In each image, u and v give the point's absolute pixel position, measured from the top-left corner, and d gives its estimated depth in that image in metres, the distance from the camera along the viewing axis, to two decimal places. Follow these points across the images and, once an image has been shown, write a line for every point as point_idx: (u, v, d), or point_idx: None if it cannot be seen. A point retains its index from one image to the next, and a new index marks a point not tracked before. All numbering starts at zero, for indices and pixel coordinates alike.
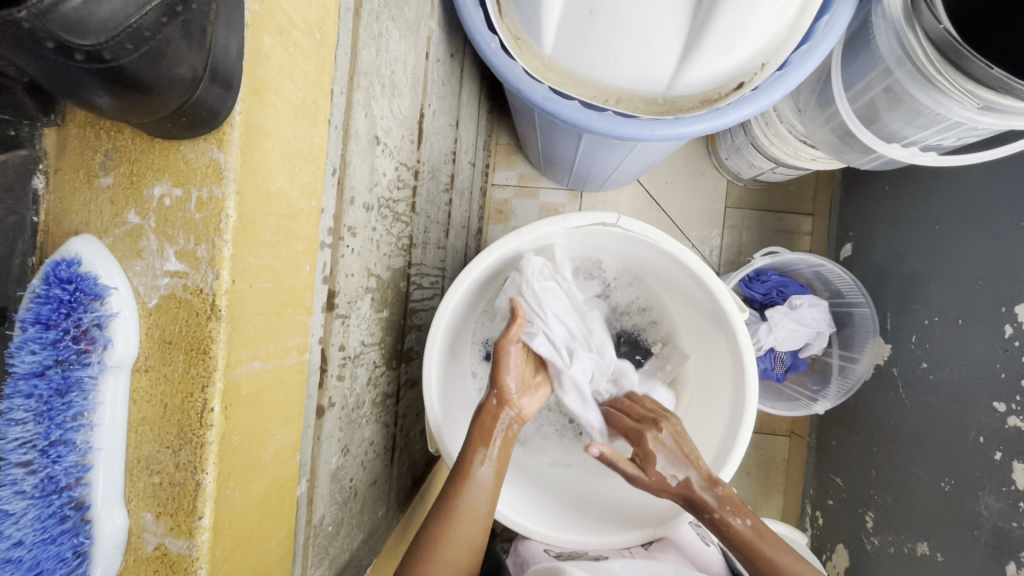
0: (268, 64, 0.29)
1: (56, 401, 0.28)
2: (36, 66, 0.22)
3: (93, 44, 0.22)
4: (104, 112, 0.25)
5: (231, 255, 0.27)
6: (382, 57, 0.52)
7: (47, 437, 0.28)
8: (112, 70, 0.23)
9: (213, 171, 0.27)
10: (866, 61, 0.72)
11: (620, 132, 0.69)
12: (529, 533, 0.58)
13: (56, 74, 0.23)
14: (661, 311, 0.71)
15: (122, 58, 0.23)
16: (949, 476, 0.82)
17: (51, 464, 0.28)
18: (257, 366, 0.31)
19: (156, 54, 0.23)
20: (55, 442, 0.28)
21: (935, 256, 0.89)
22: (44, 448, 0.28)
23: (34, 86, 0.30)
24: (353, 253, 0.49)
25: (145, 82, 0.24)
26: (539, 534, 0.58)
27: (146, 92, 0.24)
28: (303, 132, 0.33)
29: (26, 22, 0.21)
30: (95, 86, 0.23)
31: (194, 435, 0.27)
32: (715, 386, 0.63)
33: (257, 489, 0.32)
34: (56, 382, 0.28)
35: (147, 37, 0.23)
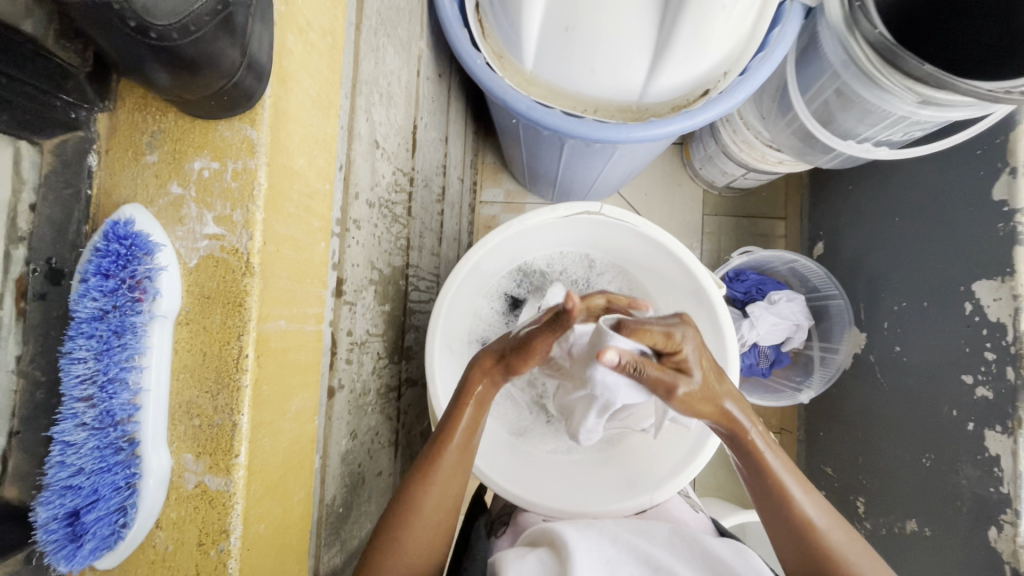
0: (291, 57, 0.34)
1: (114, 341, 0.31)
2: (111, 41, 0.27)
3: (164, 24, 0.26)
4: (160, 86, 0.29)
5: (262, 219, 0.32)
6: (380, 68, 0.57)
7: (106, 373, 0.31)
8: (174, 47, 0.27)
9: (247, 145, 0.32)
10: (817, 67, 0.80)
11: (599, 136, 0.74)
12: (523, 504, 0.60)
13: (126, 51, 0.27)
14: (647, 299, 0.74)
15: (187, 38, 0.27)
16: (929, 451, 0.86)
17: (109, 399, 0.31)
18: (283, 326, 0.34)
19: (208, 40, 0.28)
20: (112, 379, 0.31)
21: (898, 246, 0.96)
22: (103, 384, 0.31)
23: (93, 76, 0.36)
24: (358, 245, 0.53)
25: (198, 61, 0.28)
26: (531, 503, 0.61)
27: (198, 71, 0.28)
28: (319, 122, 0.38)
29: (116, 4, 0.25)
30: (157, 62, 0.27)
31: (231, 379, 0.31)
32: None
33: (283, 442, 0.35)
34: (114, 324, 0.31)
35: (205, 21, 0.27)
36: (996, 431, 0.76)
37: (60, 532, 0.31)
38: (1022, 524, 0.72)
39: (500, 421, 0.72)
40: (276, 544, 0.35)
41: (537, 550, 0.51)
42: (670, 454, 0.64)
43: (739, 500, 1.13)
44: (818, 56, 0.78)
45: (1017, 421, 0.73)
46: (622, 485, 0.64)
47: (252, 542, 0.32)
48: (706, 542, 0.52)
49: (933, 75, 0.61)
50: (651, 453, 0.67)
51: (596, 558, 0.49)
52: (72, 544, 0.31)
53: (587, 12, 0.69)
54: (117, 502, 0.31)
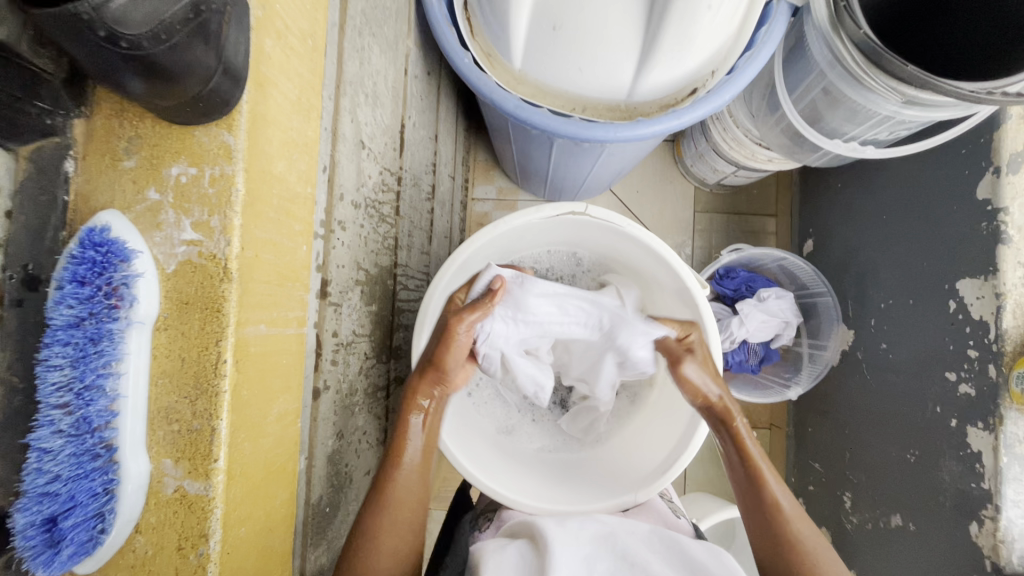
0: (270, 62, 0.34)
1: (90, 349, 0.31)
2: (87, 51, 0.27)
3: (134, 33, 0.26)
4: (135, 93, 0.29)
5: (240, 225, 0.32)
6: (365, 69, 0.57)
7: (81, 381, 0.31)
8: (147, 57, 0.27)
9: (224, 151, 0.32)
10: (805, 66, 0.80)
11: (588, 136, 0.75)
12: (510, 502, 0.60)
13: (98, 59, 0.27)
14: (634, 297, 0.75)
15: (159, 47, 0.27)
16: (913, 447, 0.87)
17: (85, 406, 0.31)
18: (263, 330, 0.34)
19: (180, 47, 0.28)
20: (88, 386, 0.31)
21: (885, 244, 0.97)
22: (79, 391, 0.31)
23: (68, 81, 0.36)
24: (343, 246, 0.53)
25: (175, 70, 0.28)
26: (518, 501, 0.60)
27: (174, 79, 0.28)
28: (299, 125, 0.38)
29: (84, 14, 0.25)
30: (132, 71, 0.28)
31: (210, 385, 0.31)
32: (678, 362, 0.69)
33: (264, 445, 0.35)
34: (90, 331, 0.31)
35: (177, 30, 0.27)
36: (978, 427, 0.77)
37: (38, 537, 0.31)
38: (1002, 519, 0.73)
39: (488, 420, 0.73)
40: (258, 548, 0.36)
41: (517, 545, 0.52)
42: (655, 454, 0.65)
43: (728, 495, 1.14)
44: (805, 56, 0.79)
45: (998, 418, 0.74)
46: (608, 482, 0.64)
47: (232, 545, 0.33)
48: (685, 546, 0.53)
49: (917, 75, 0.61)
50: (637, 455, 0.68)
51: (574, 555, 0.49)
52: (50, 550, 0.31)
53: (574, 11, 0.69)
54: (95, 508, 0.32)
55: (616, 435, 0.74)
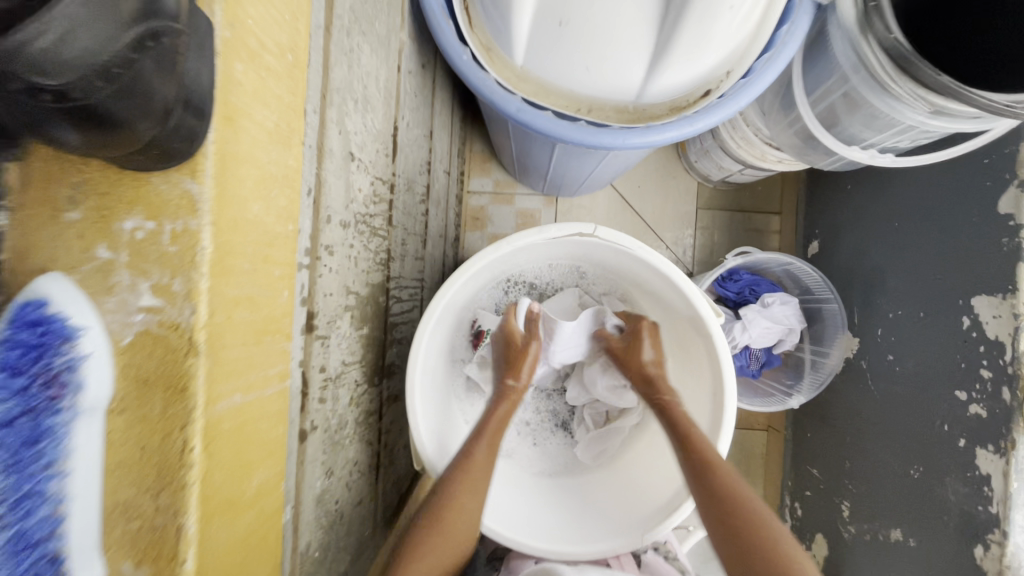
0: (240, 90, 0.29)
1: (26, 451, 0.27)
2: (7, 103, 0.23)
3: (59, 84, 0.22)
4: (72, 146, 0.26)
5: (208, 288, 0.28)
6: (354, 72, 0.51)
7: (16, 490, 0.26)
8: (80, 107, 0.23)
9: (187, 202, 0.28)
10: (825, 67, 0.75)
11: (594, 141, 0.70)
12: (511, 543, 0.58)
13: (26, 113, 0.24)
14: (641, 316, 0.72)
15: (93, 95, 0.23)
16: (917, 463, 0.86)
17: (21, 520, 0.27)
18: (238, 400, 0.32)
19: (128, 88, 0.24)
20: (25, 496, 0.27)
21: (895, 252, 0.94)
22: (14, 502, 0.26)
23: None
24: (331, 272, 0.48)
25: (117, 117, 0.25)
26: (519, 542, 0.58)
27: (115, 127, 0.25)
28: (278, 156, 0.33)
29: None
30: (65, 124, 0.24)
31: (174, 478, 0.29)
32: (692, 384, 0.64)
33: (240, 525, 0.33)
34: (26, 431, 0.27)
35: (117, 73, 0.23)
36: (988, 450, 0.75)
37: None
38: (1009, 545, 0.72)
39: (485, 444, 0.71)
40: None
41: None
42: (663, 487, 0.63)
43: None
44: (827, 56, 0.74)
45: (1010, 442, 0.72)
46: (616, 517, 0.63)
47: None
48: None
49: (951, 86, 0.57)
50: (644, 484, 0.66)
51: None
52: None
53: (581, 6, 0.63)
54: None
55: (621, 459, 0.72)
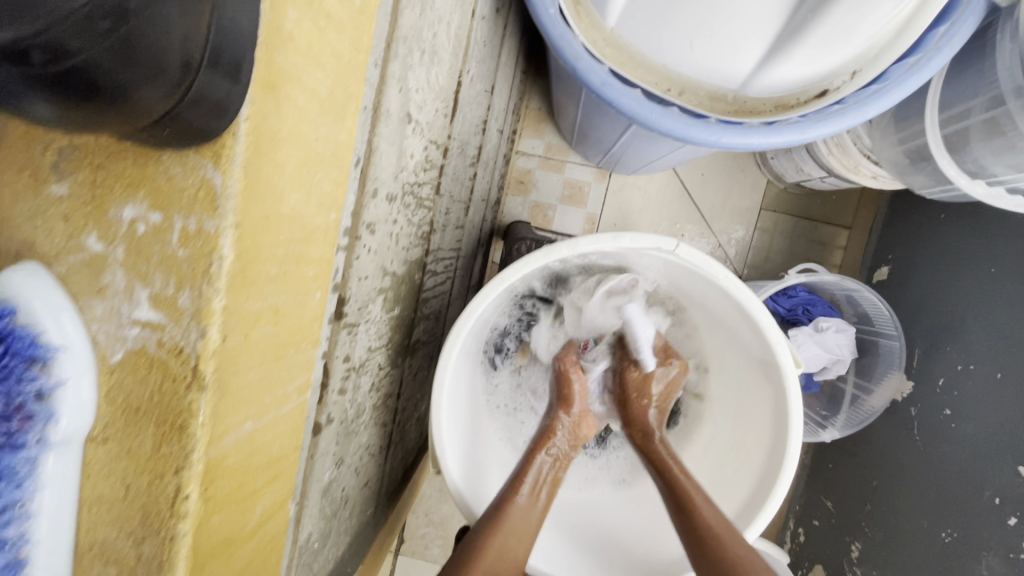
0: (293, 46, 0.21)
1: None
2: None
3: (9, 43, 0.14)
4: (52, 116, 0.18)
5: (224, 306, 0.21)
6: (426, 17, 0.43)
7: None
8: (56, 76, 0.16)
9: (204, 194, 0.20)
10: (975, 81, 0.63)
11: (684, 134, 0.60)
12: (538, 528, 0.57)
13: None
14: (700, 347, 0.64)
15: (72, 62, 0.16)
16: (952, 528, 0.81)
17: None
18: (248, 428, 0.25)
19: (130, 49, 0.16)
20: None
21: (983, 301, 0.84)
22: None
23: None
24: (369, 253, 0.42)
25: (112, 90, 0.17)
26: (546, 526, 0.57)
27: (115, 98, 0.17)
28: (327, 131, 0.26)
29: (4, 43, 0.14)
30: (30, 92, 0.16)
31: (163, 526, 0.21)
32: (738, 443, 0.56)
33: (239, 560, 0.27)
34: None
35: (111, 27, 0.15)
36: None
37: None
38: None
39: (512, 446, 0.64)
40: None
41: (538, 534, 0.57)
42: None
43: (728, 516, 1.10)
44: (983, 68, 0.62)
45: None
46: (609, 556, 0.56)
47: None
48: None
49: None
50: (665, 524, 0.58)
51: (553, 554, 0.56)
52: None
53: None
54: None
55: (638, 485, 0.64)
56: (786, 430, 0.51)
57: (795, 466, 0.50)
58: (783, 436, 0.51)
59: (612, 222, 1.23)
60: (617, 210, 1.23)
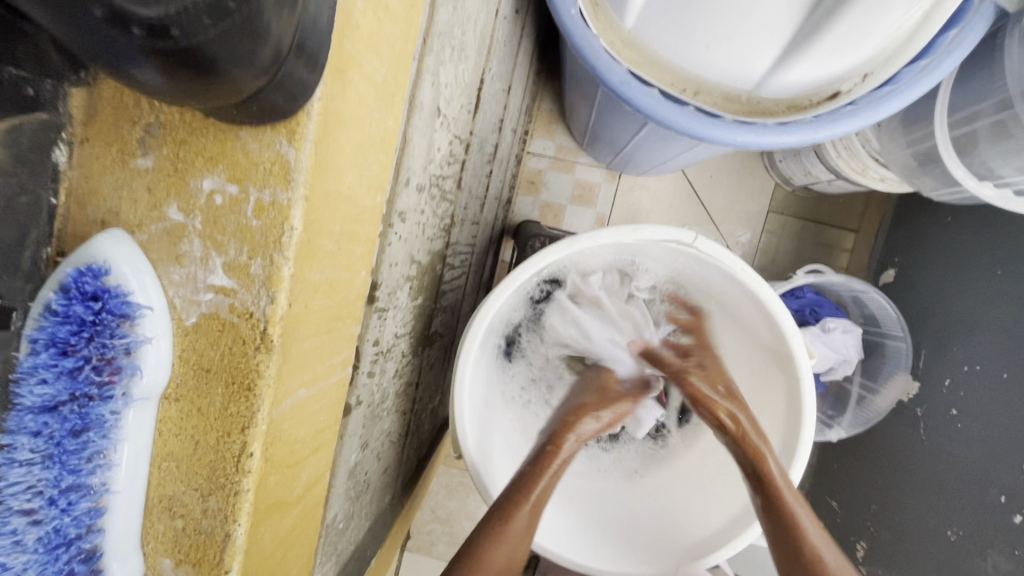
0: (357, 35, 0.23)
1: (68, 442, 0.23)
2: (55, 24, 0.17)
3: (158, 16, 0.16)
4: (154, 91, 0.19)
5: (291, 275, 0.23)
6: (457, 15, 0.45)
7: (57, 483, 0.23)
8: (179, 49, 0.17)
9: (280, 168, 0.22)
10: (983, 85, 0.65)
11: (699, 132, 0.62)
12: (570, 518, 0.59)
13: (97, 42, 0.16)
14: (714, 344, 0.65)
15: (198, 36, 0.17)
16: (957, 526, 0.82)
17: (60, 513, 0.23)
18: (302, 396, 0.26)
19: (242, 31, 0.18)
20: (66, 488, 0.24)
21: (989, 302, 0.85)
22: (54, 496, 0.23)
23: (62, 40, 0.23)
24: (400, 241, 0.44)
25: (220, 65, 0.18)
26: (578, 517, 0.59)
27: (219, 77, 0.18)
28: (380, 116, 0.27)
29: (146, 20, 0.16)
30: (146, 62, 0.17)
31: (228, 480, 0.24)
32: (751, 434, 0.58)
33: (285, 524, 0.29)
34: (71, 420, 0.23)
35: (231, 10, 0.17)
36: None
37: None
38: None
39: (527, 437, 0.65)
40: None
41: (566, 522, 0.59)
42: (709, 516, 0.58)
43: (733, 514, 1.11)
44: (991, 72, 0.64)
45: None
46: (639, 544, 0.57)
47: None
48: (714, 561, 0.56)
49: None
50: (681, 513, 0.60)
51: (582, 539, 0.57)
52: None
53: None
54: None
55: (651, 476, 0.67)
56: (799, 420, 0.52)
57: (807, 456, 0.52)
58: (795, 425, 0.53)
59: (621, 222, 1.25)
60: (626, 211, 1.25)
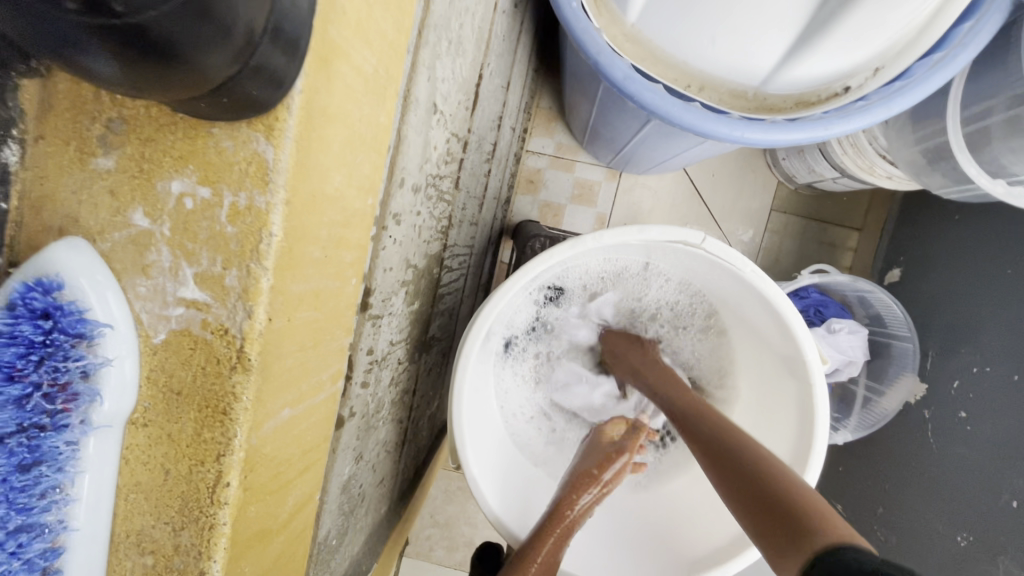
0: (343, 21, 0.21)
1: (16, 478, 0.21)
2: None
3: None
4: (111, 81, 0.17)
5: (271, 286, 0.21)
6: (454, 6, 0.43)
7: (5, 524, 0.21)
8: (123, 33, 0.15)
9: (257, 168, 0.20)
10: (996, 80, 0.63)
11: (705, 129, 0.60)
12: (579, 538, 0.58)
13: (38, 29, 0.15)
14: (722, 351, 0.63)
15: (145, 16, 0.15)
16: (967, 532, 0.80)
17: (9, 557, 0.21)
18: (286, 416, 0.24)
19: (203, 11, 0.15)
20: (15, 529, 0.21)
21: (999, 302, 0.83)
22: (3, 538, 0.21)
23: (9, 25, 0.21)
24: (395, 244, 0.41)
25: (182, 52, 0.16)
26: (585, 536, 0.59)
27: (178, 65, 0.16)
28: (370, 112, 0.25)
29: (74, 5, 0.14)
30: (93, 50, 0.15)
31: (203, 512, 0.22)
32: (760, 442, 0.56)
33: (270, 553, 0.27)
34: (17, 456, 0.21)
35: None
36: None
37: None
38: None
39: (527, 449, 0.63)
40: None
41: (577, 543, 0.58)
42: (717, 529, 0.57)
43: None
44: (1004, 66, 0.62)
45: None
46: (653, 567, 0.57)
47: None
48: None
49: None
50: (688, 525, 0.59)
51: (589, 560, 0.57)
52: None
53: None
54: None
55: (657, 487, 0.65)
56: (811, 430, 0.51)
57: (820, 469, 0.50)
58: (808, 435, 0.51)
59: (622, 221, 1.23)
60: (627, 210, 1.23)
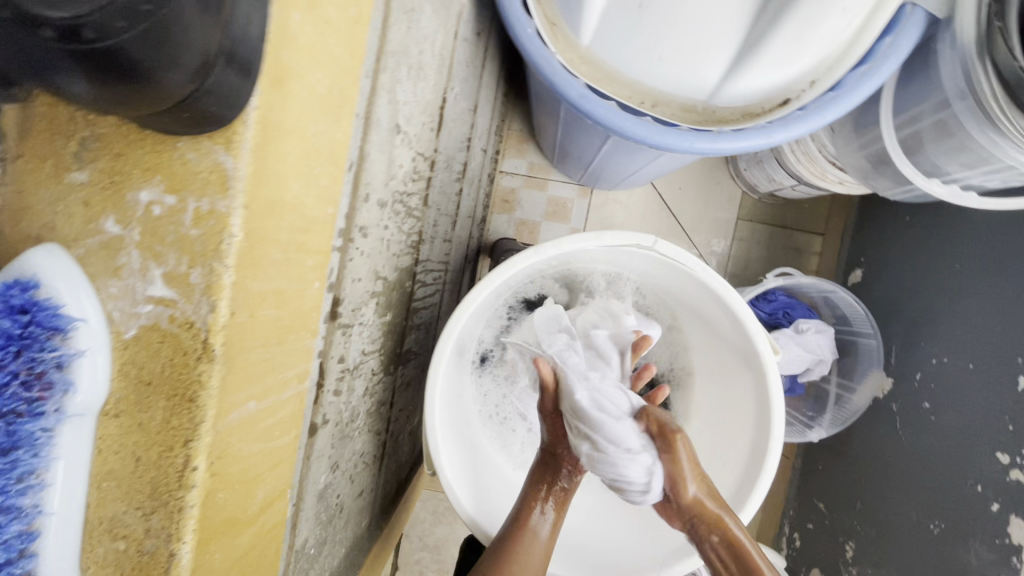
0: (295, 46, 0.24)
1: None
2: None
3: (66, 19, 0.17)
4: (85, 99, 0.20)
5: (232, 282, 0.23)
6: (413, 35, 0.46)
7: None
8: (98, 51, 0.18)
9: (217, 177, 0.23)
10: (922, 88, 0.69)
11: (657, 141, 0.63)
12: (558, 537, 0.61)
13: (28, 53, 0.18)
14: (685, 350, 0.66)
15: (115, 37, 0.18)
16: (940, 519, 0.82)
17: None
18: (252, 408, 0.26)
19: (162, 35, 0.18)
20: None
21: (951, 296, 0.88)
22: None
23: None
24: (361, 256, 0.43)
25: (146, 69, 0.19)
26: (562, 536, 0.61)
27: (143, 81, 0.19)
28: (326, 128, 0.28)
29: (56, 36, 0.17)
30: (72, 67, 0.18)
31: (172, 497, 0.24)
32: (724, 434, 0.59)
33: (239, 546, 0.28)
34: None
35: (145, 12, 0.18)
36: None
37: None
38: None
39: (505, 454, 0.65)
40: None
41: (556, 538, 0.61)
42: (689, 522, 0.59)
43: None
44: (928, 75, 0.67)
45: None
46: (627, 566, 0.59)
47: None
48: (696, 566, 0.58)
49: None
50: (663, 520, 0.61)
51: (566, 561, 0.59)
52: None
53: None
54: None
55: None
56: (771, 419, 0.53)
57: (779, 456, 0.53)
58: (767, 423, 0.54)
59: None
60: (599, 224, 1.26)
